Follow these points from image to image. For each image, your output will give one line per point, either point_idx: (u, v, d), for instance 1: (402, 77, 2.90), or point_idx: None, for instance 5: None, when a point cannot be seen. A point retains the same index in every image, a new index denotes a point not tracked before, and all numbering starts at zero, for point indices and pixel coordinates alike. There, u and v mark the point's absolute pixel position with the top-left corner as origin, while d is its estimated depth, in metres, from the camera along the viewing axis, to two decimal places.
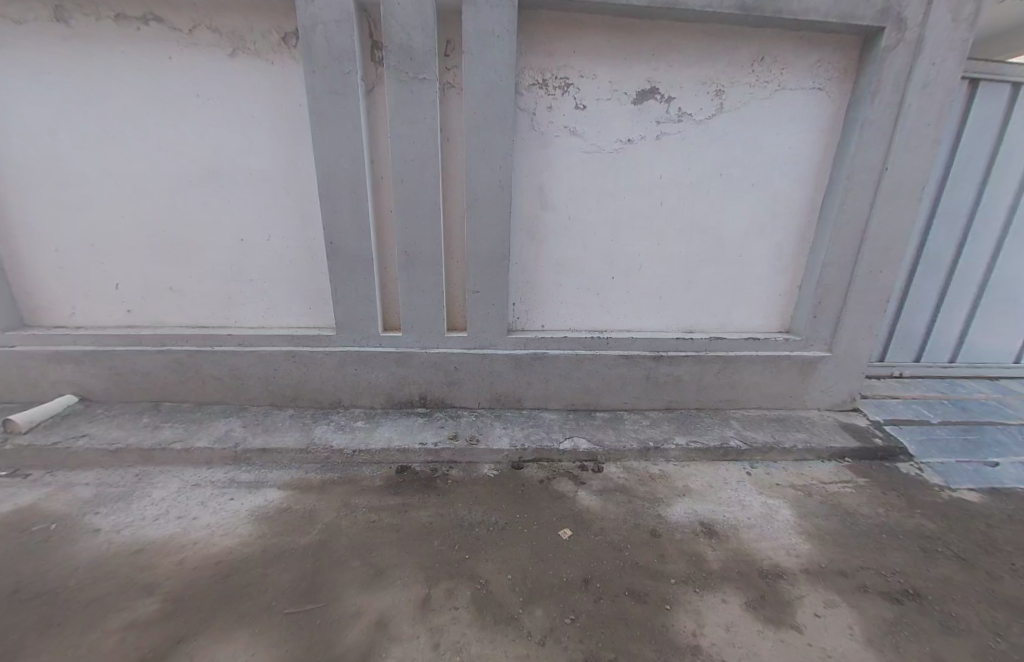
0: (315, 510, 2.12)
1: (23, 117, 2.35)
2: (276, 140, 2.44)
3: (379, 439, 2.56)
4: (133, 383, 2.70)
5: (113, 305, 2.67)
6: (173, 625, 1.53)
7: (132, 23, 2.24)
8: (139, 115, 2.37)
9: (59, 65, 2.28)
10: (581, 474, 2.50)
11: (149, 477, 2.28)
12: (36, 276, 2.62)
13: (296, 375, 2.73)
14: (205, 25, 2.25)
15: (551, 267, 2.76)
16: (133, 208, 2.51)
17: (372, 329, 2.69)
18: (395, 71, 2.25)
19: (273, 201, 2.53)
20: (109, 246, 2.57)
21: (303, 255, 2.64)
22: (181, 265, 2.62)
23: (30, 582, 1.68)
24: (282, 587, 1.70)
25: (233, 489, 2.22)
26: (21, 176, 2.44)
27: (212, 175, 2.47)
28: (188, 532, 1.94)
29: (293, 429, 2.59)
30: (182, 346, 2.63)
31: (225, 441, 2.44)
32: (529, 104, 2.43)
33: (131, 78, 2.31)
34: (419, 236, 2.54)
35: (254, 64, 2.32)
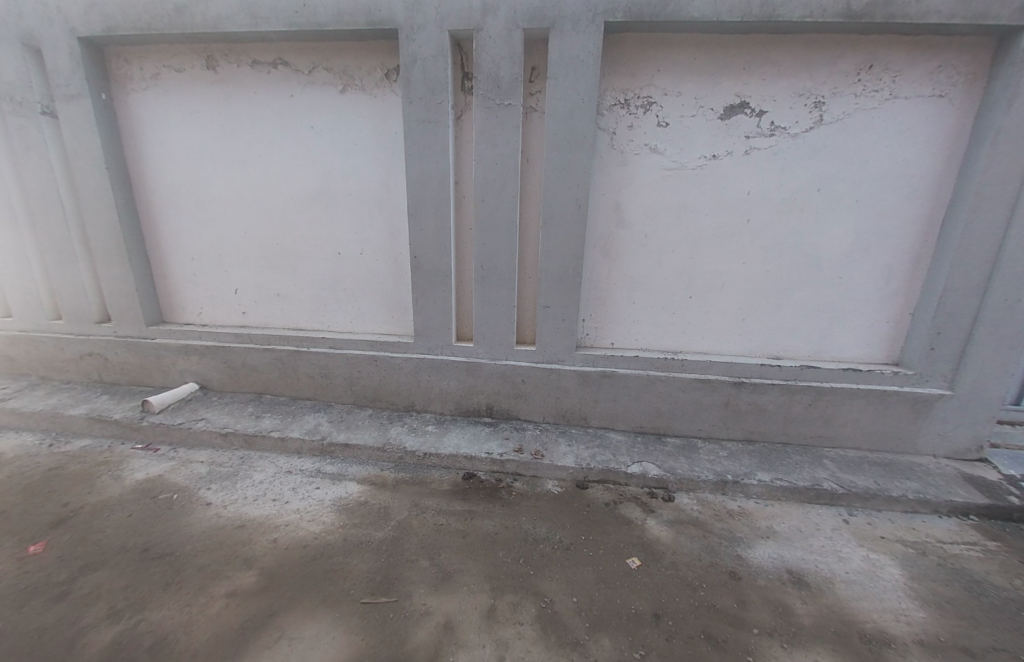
0: (389, 507, 2.23)
1: (177, 147, 2.83)
2: (374, 164, 2.69)
3: (449, 445, 2.64)
4: (242, 375, 3.05)
5: (232, 308, 3.08)
6: (268, 599, 1.67)
7: (264, 67, 2.62)
8: (264, 145, 2.74)
9: (208, 104, 2.73)
10: (650, 502, 2.38)
11: (250, 460, 2.56)
12: (175, 280, 3.09)
13: (375, 378, 2.92)
14: (322, 66, 2.58)
15: (624, 284, 2.72)
16: (254, 223, 2.89)
17: (447, 338, 2.82)
18: (483, 99, 2.40)
19: (368, 218, 2.78)
20: (233, 257, 2.98)
21: (390, 267, 2.86)
22: (288, 273, 2.95)
23: (158, 542, 1.94)
24: (358, 577, 1.80)
25: (319, 479, 2.41)
26: (171, 196, 2.93)
27: (320, 195, 2.78)
28: (281, 514, 2.13)
29: (371, 427, 2.76)
30: (283, 346, 2.95)
31: (314, 433, 2.66)
32: (610, 123, 2.46)
33: (259, 113, 2.70)
34: (496, 251, 2.64)
35: (360, 97, 2.61)
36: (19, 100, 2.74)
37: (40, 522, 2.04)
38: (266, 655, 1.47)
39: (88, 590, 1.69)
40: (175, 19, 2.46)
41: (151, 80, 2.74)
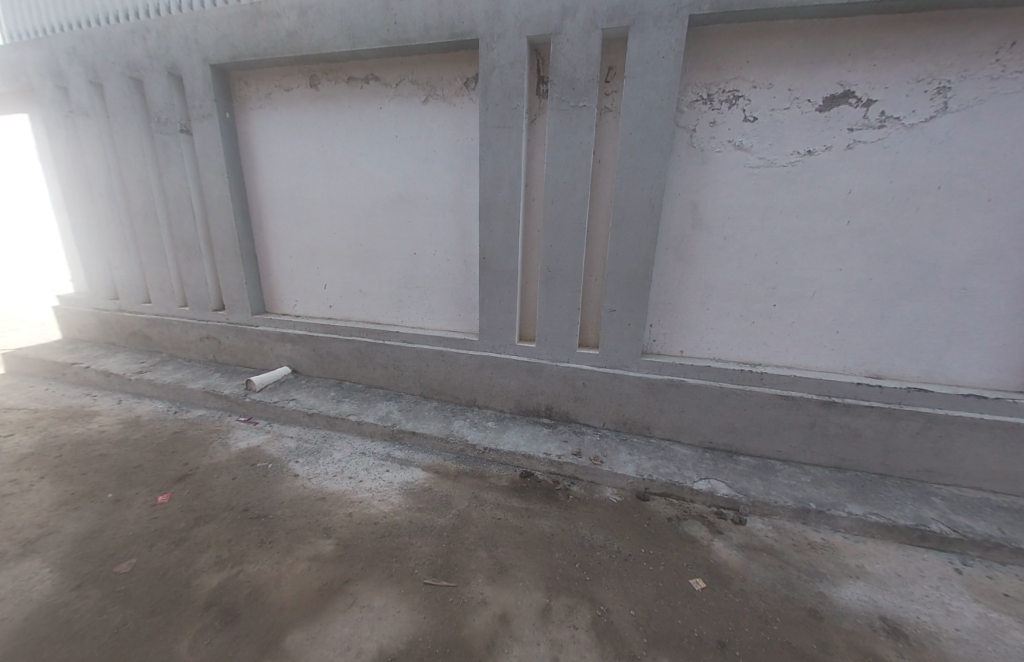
0: (450, 496, 2.33)
1: (283, 157, 3.20)
2: (450, 169, 2.83)
3: (508, 442, 2.69)
4: (326, 363, 3.37)
5: (321, 301, 3.42)
6: (343, 567, 1.84)
7: (357, 82, 2.88)
8: (354, 153, 3.01)
9: (309, 118, 3.06)
10: (718, 522, 2.23)
11: (331, 440, 2.82)
12: (276, 275, 3.50)
13: (442, 372, 3.07)
14: (408, 78, 2.77)
15: (697, 289, 2.59)
16: (342, 225, 3.18)
17: (510, 337, 2.88)
18: (558, 102, 2.43)
19: (443, 220, 2.93)
20: (324, 256, 3.30)
21: (460, 267, 2.99)
22: (369, 271, 3.21)
23: (255, 504, 2.21)
24: (421, 559, 1.91)
25: (388, 462, 2.59)
26: (276, 200, 3.32)
27: (400, 199, 2.98)
28: (356, 491, 2.33)
29: (436, 419, 2.90)
30: (362, 338, 3.21)
31: (385, 420, 2.86)
32: (691, 120, 2.36)
33: (351, 124, 2.96)
34: (563, 253, 2.64)
35: (440, 106, 2.76)
36: (165, 121, 3.25)
37: (166, 477, 2.41)
38: (340, 618, 1.60)
39: (201, 538, 1.97)
40: (287, 45, 2.79)
41: (265, 99, 3.13)
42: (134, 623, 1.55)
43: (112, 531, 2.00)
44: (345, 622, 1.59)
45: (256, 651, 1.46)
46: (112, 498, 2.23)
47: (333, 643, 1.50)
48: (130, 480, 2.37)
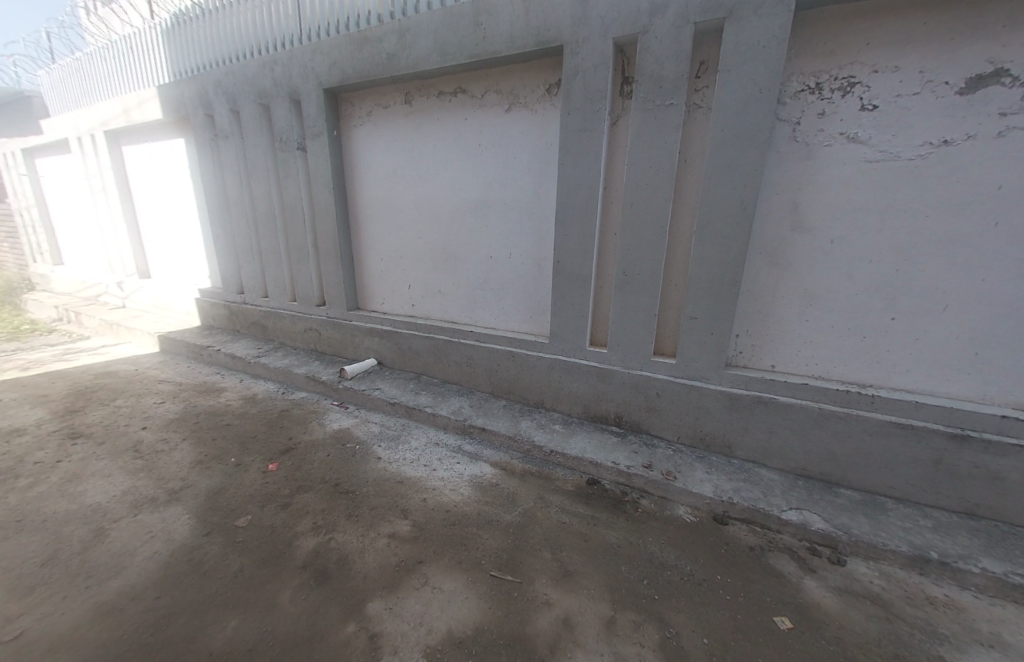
0: (517, 494, 2.38)
1: (379, 168, 3.52)
2: (529, 174, 2.90)
3: (575, 447, 2.67)
4: (407, 357, 3.63)
5: (405, 300, 3.70)
6: (418, 548, 1.97)
7: (446, 96, 3.07)
8: (440, 162, 3.21)
9: (402, 131, 3.32)
10: (809, 559, 2.00)
11: (409, 428, 3.04)
12: (368, 275, 3.86)
13: (512, 372, 3.14)
14: (493, 89, 2.89)
15: (794, 298, 2.35)
16: (426, 229, 3.41)
17: (581, 341, 2.86)
18: (642, 102, 2.37)
19: (519, 225, 3.01)
20: (409, 258, 3.57)
21: (534, 270, 3.04)
22: (448, 272, 3.40)
23: (344, 480, 2.46)
24: (488, 551, 1.97)
25: (459, 455, 2.72)
26: (371, 207, 3.66)
27: (480, 204, 3.11)
28: (429, 479, 2.48)
29: (505, 417, 2.98)
30: (439, 335, 3.41)
31: (458, 414, 3.01)
32: (794, 113, 2.16)
33: (439, 135, 3.16)
34: (642, 256, 2.56)
35: (523, 113, 2.84)
36: (285, 140, 3.75)
37: (274, 448, 2.78)
38: (413, 594, 1.73)
39: (300, 505, 2.24)
40: (387, 66, 3.07)
41: (366, 116, 3.47)
42: (249, 570, 1.82)
43: (233, 490, 2.35)
44: (418, 599, 1.70)
45: (344, 611, 1.63)
46: (234, 462, 2.62)
47: (407, 617, 1.62)
48: (247, 448, 2.77)
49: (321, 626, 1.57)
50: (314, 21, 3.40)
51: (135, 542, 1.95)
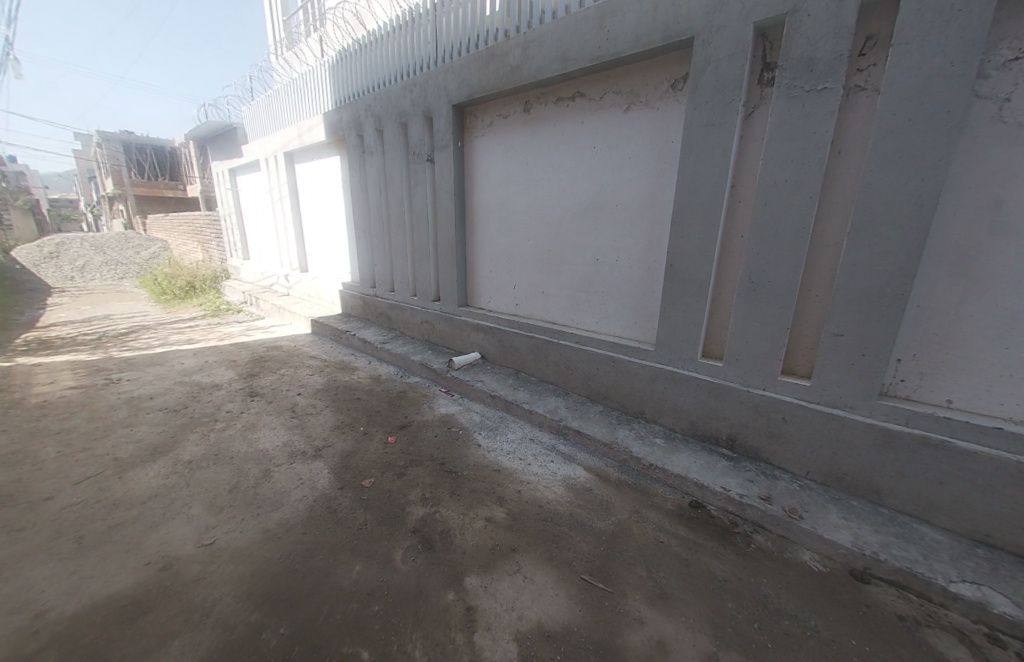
0: (611, 502, 2.32)
1: (495, 174, 3.73)
2: (645, 174, 2.80)
3: (678, 464, 2.50)
4: (508, 353, 3.79)
5: (509, 299, 3.87)
6: (511, 536, 2.05)
7: (564, 101, 3.13)
8: (554, 165, 3.27)
9: (520, 138, 3.47)
10: (991, 650, 1.56)
11: (507, 422, 3.18)
12: (478, 275, 4.13)
13: (611, 377, 3.07)
14: (612, 90, 2.86)
15: (987, 319, 1.87)
16: (535, 231, 3.52)
17: (692, 352, 2.66)
18: (785, 90, 2.12)
19: (631, 227, 2.92)
20: (516, 259, 3.72)
21: (643, 274, 2.93)
22: (553, 274, 3.46)
23: (448, 461, 2.68)
24: (580, 554, 1.96)
25: (554, 454, 2.75)
26: (485, 211, 3.90)
27: (590, 206, 3.11)
28: (524, 473, 2.56)
29: (602, 423, 2.92)
30: (540, 335, 3.49)
31: (554, 414, 3.04)
32: (1003, 87, 1.72)
33: (555, 139, 3.23)
34: (772, 262, 2.29)
35: (643, 112, 2.75)
36: (417, 152, 4.21)
37: (392, 423, 3.15)
38: (507, 579, 1.80)
39: (412, 477, 2.51)
40: (511, 77, 3.25)
41: (487, 125, 3.70)
42: (370, 525, 2.09)
43: (360, 455, 2.73)
44: (510, 584, 1.78)
45: (445, 580, 1.78)
46: (362, 431, 3.04)
47: (501, 599, 1.70)
48: (372, 421, 3.19)
49: (426, 588, 1.74)
50: (448, 43, 3.76)
51: (290, 484, 2.40)
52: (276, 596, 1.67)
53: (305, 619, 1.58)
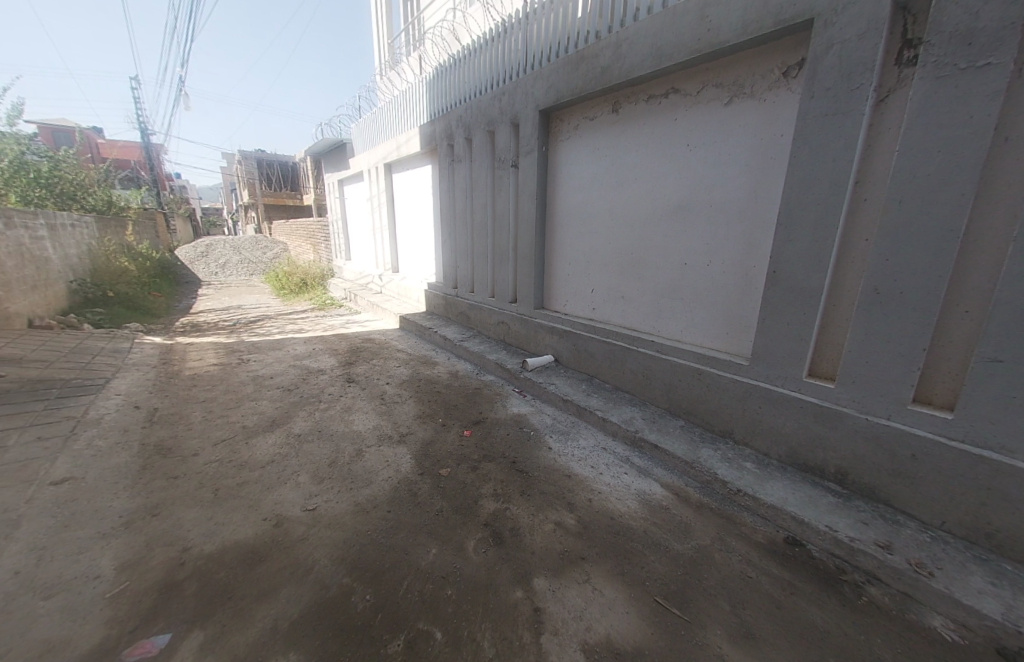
0: (691, 525, 2.17)
1: (579, 177, 3.71)
2: (746, 173, 2.58)
3: (771, 493, 2.24)
4: (583, 358, 3.74)
5: (587, 303, 3.81)
6: (581, 544, 2.01)
7: (657, 99, 3.00)
8: (642, 167, 3.16)
9: (607, 140, 3.41)
10: None
11: (579, 427, 3.13)
12: (555, 278, 4.14)
13: (696, 391, 2.86)
14: (712, 83, 2.68)
15: None
16: (618, 235, 3.42)
17: (794, 370, 2.38)
18: (933, 69, 1.80)
19: (727, 229, 2.71)
20: (596, 263, 3.65)
21: (739, 281, 2.70)
22: (635, 279, 3.34)
23: (520, 460, 2.72)
24: (654, 574, 1.86)
25: (628, 466, 2.65)
26: (567, 214, 3.89)
27: (680, 208, 2.94)
28: (596, 481, 2.50)
29: (683, 439, 2.74)
30: (618, 341, 3.39)
31: (630, 424, 2.92)
32: None
33: (645, 139, 3.11)
34: (904, 272, 1.96)
35: (747, 105, 2.54)
36: (502, 159, 4.35)
37: (468, 418, 3.29)
38: (575, 587, 1.78)
39: (485, 471, 2.59)
40: (600, 79, 3.21)
41: (573, 129, 3.69)
42: (445, 513, 2.20)
43: (439, 444, 2.90)
44: (579, 593, 1.75)
45: (514, 576, 1.81)
46: (440, 422, 3.22)
47: (569, 606, 1.68)
48: (450, 414, 3.37)
49: (495, 581, 1.79)
50: (538, 49, 3.83)
51: (378, 465, 2.63)
52: (363, 565, 1.84)
53: (387, 590, 1.72)
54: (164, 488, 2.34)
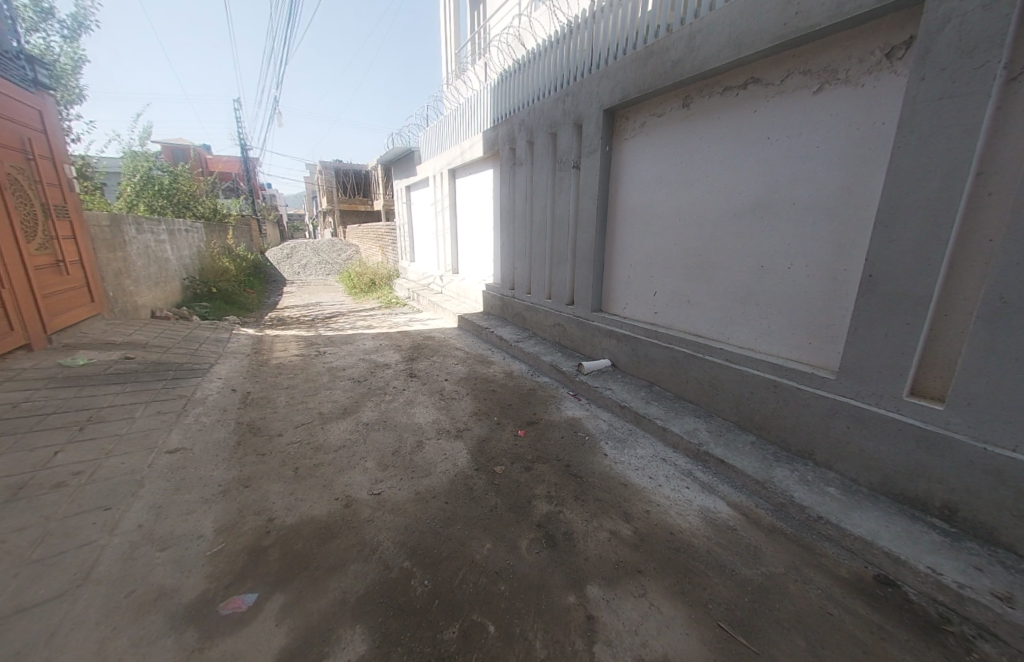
0: (761, 550, 2.00)
1: (644, 176, 3.58)
2: (837, 167, 2.35)
3: (859, 524, 2.00)
4: (642, 364, 3.60)
5: (648, 307, 3.68)
6: (638, 556, 1.94)
7: (734, 91, 2.82)
8: (715, 163, 2.98)
9: (676, 136, 3.25)
10: None
11: (637, 435, 3.02)
12: (615, 281, 4.03)
13: (769, 405, 2.64)
14: (799, 70, 2.46)
15: None
16: (685, 237, 3.25)
17: (891, 387, 2.11)
18: None
19: (812, 230, 2.48)
20: (660, 266, 3.51)
21: (825, 286, 2.45)
22: (703, 283, 3.16)
23: (575, 464, 2.68)
24: (718, 597, 1.74)
25: (690, 480, 2.50)
26: (630, 215, 3.77)
27: (758, 206, 2.73)
28: (655, 493, 2.39)
29: (753, 456, 2.54)
30: (682, 348, 3.23)
31: (693, 436, 2.77)
32: None
33: (719, 134, 2.93)
34: None
35: (840, 92, 2.31)
36: (564, 160, 4.34)
37: (523, 418, 3.31)
38: (631, 599, 1.72)
39: (539, 472, 2.60)
40: (671, 73, 3.08)
41: (639, 127, 3.58)
42: (500, 509, 2.24)
43: (494, 442, 2.96)
44: (634, 606, 1.69)
45: (567, 581, 1.79)
46: (496, 420, 3.28)
47: (624, 619, 1.63)
48: (505, 412, 3.42)
49: (548, 583, 1.78)
50: (604, 49, 3.77)
51: (437, 457, 2.74)
52: (421, 551, 1.93)
53: (443, 578, 1.78)
54: (254, 463, 2.64)
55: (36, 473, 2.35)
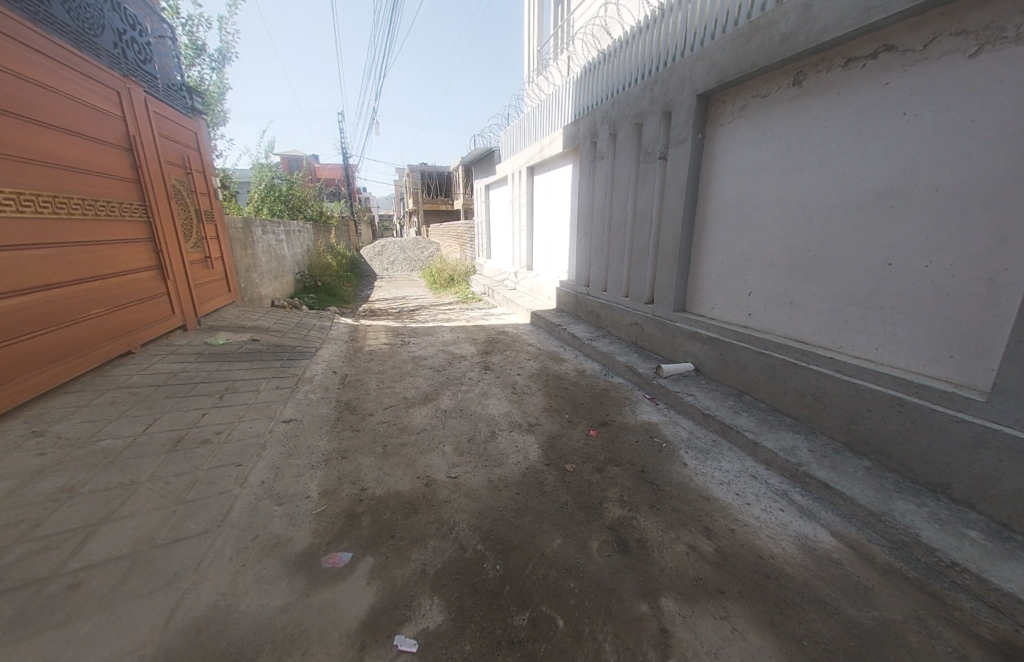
0: (872, 590, 1.74)
1: (741, 165, 3.27)
2: (1001, 145, 1.93)
3: (1013, 580, 1.64)
4: (731, 370, 3.32)
5: (741, 308, 3.37)
6: (720, 576, 1.81)
7: (859, 62, 2.45)
8: (831, 147, 2.62)
9: (783, 118, 2.92)
10: None
11: (721, 447, 2.80)
12: (703, 280, 3.76)
13: (891, 426, 2.27)
14: (950, 31, 2.06)
15: None
16: (790, 231, 2.91)
17: None
18: None
19: (961, 222, 2.07)
20: (757, 263, 3.19)
21: (976, 290, 2.04)
22: (810, 283, 2.81)
23: (651, 471, 2.57)
24: (816, 634, 1.56)
25: (785, 502, 2.26)
26: (722, 208, 3.48)
27: (885, 195, 2.35)
28: (743, 511, 2.20)
29: (866, 483, 2.21)
30: (780, 355, 2.91)
31: (790, 454, 2.48)
32: None
33: (839, 114, 2.57)
34: None
35: (1009, 54, 1.89)
36: (648, 152, 4.14)
37: (596, 418, 3.25)
38: (710, 620, 1.61)
39: (613, 475, 2.54)
40: (779, 49, 2.78)
41: (738, 112, 3.28)
42: (570, 507, 2.24)
43: (566, 439, 2.95)
44: (715, 628, 1.58)
45: (639, 589, 1.74)
46: (568, 418, 3.27)
47: (702, 638, 1.54)
48: (577, 411, 3.39)
49: (619, 588, 1.74)
50: (700, 30, 3.52)
51: (510, 449, 2.82)
52: (494, 536, 2.01)
53: (514, 566, 1.84)
54: (350, 438, 2.95)
55: (190, 430, 2.90)
